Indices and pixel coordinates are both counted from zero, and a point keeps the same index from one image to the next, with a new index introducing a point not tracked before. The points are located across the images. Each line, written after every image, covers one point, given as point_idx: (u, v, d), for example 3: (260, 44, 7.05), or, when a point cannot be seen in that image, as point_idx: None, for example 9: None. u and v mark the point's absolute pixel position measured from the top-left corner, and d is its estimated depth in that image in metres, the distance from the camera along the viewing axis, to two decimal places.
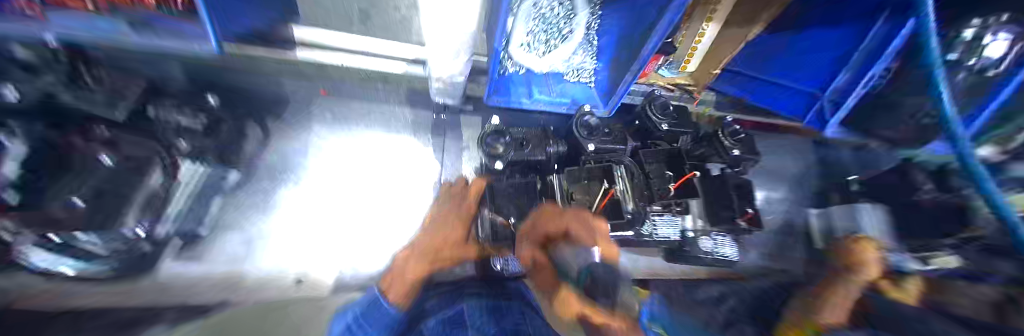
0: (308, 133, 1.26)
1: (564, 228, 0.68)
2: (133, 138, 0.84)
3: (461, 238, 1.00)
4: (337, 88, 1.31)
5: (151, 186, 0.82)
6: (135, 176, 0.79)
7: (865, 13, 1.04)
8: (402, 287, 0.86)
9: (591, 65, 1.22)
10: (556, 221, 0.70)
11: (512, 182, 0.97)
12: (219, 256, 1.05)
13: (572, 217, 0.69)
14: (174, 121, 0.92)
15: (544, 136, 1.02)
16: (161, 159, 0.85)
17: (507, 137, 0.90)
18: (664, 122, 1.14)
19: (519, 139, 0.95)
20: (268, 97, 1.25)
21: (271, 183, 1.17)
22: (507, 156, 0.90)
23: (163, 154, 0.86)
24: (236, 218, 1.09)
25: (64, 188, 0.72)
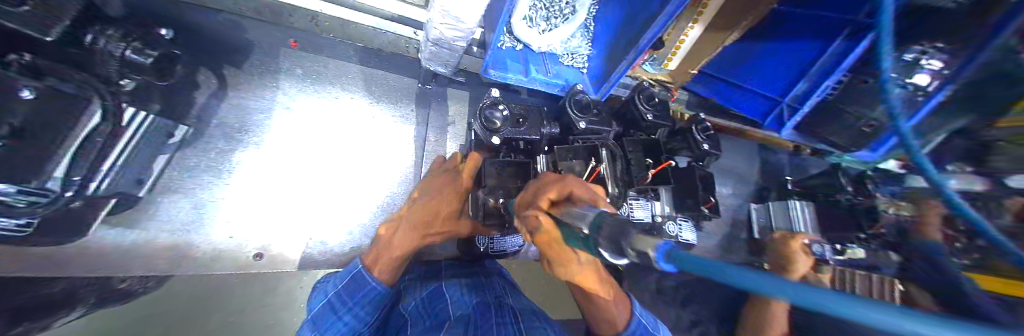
0: (272, 89, 1.12)
1: (564, 192, 0.60)
2: (57, 66, 0.66)
3: (455, 216, 0.98)
4: (314, 43, 1.18)
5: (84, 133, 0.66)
6: (66, 121, 0.63)
7: (829, 29, 1.17)
8: (390, 262, 0.88)
9: (585, 51, 1.22)
10: (556, 185, 0.62)
11: (507, 162, 0.96)
12: (163, 222, 0.96)
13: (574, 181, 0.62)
14: (115, 52, 0.75)
15: (540, 115, 1.01)
16: (101, 101, 0.69)
17: (504, 111, 0.88)
18: (649, 112, 1.20)
19: (517, 116, 0.95)
20: (225, 42, 1.08)
21: (227, 144, 1.05)
22: (503, 131, 0.89)
23: (103, 95, 0.70)
24: (183, 179, 0.99)
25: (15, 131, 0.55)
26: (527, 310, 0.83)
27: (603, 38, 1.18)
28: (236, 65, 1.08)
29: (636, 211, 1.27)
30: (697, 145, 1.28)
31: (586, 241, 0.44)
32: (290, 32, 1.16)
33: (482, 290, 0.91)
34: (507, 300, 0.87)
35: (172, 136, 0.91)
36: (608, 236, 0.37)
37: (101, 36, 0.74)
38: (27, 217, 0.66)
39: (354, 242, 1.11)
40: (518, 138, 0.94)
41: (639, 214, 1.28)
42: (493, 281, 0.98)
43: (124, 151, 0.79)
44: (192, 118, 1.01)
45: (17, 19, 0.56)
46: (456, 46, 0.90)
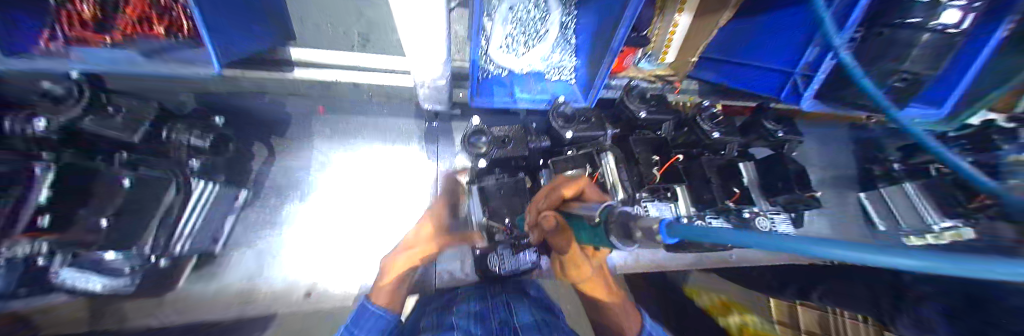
0: (310, 149, 1.27)
1: (576, 192, 0.72)
2: (157, 162, 0.88)
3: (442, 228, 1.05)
4: (337, 107, 1.33)
5: (168, 200, 0.87)
6: (154, 195, 0.84)
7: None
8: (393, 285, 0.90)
9: (570, 64, 1.26)
10: (571, 184, 0.73)
11: (503, 182, 1.00)
12: (235, 271, 1.08)
13: (586, 184, 0.75)
14: (185, 142, 0.94)
15: (525, 133, 1.07)
16: (177, 179, 0.89)
17: (487, 136, 0.98)
18: (642, 109, 1.14)
19: (501, 137, 1.03)
20: (269, 118, 1.27)
21: (279, 200, 1.19)
22: (490, 154, 0.99)
23: (177, 174, 0.89)
24: (248, 236, 1.12)
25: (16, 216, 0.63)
26: (529, 325, 0.78)
27: (585, 46, 1.19)
28: (280, 135, 1.26)
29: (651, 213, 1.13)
30: (706, 136, 1.15)
31: (598, 229, 0.53)
32: (315, 100, 1.32)
33: (487, 315, 0.87)
34: (512, 319, 0.82)
35: (238, 199, 1.07)
36: (620, 225, 0.47)
37: (173, 130, 0.92)
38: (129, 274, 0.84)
39: None
40: (508, 157, 1.02)
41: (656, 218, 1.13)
42: (496, 299, 0.96)
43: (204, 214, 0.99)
44: (250, 183, 1.17)
45: (112, 126, 0.78)
46: (439, 84, 1.01)
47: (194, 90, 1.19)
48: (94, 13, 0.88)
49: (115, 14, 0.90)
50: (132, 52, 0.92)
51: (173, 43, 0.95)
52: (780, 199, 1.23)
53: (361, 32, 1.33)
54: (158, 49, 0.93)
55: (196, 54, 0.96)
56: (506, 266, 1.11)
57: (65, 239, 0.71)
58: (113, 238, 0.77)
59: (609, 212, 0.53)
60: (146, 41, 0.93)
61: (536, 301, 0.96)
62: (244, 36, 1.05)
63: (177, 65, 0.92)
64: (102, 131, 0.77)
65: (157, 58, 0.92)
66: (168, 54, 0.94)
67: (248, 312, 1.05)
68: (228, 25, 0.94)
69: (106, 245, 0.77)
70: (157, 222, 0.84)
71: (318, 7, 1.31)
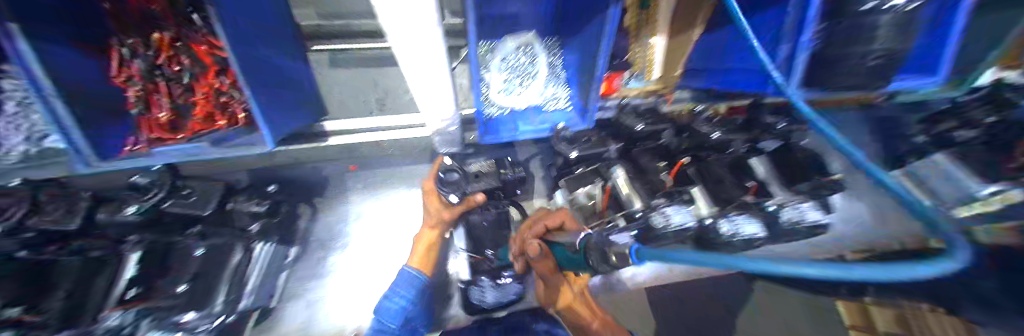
0: (347, 203, 1.40)
1: (558, 223, 0.94)
2: (223, 234, 1.02)
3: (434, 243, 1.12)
4: (367, 163, 1.49)
5: (234, 262, 1.00)
6: (222, 256, 1.00)
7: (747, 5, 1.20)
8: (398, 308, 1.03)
9: (565, 93, 1.39)
10: (553, 217, 0.96)
11: (492, 216, 1.31)
12: (288, 325, 1.16)
13: (565, 215, 0.96)
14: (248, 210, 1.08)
15: (496, 167, 1.14)
16: (243, 242, 1.03)
17: (458, 172, 1.06)
18: (638, 122, 1.24)
19: (474, 172, 1.09)
20: (309, 182, 1.42)
21: (323, 252, 1.29)
22: (464, 189, 1.05)
23: (242, 238, 1.04)
24: (298, 289, 1.22)
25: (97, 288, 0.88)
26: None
27: (574, 77, 1.34)
28: (321, 195, 1.40)
29: (673, 217, 1.07)
30: (705, 136, 1.22)
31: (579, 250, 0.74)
32: (348, 160, 1.48)
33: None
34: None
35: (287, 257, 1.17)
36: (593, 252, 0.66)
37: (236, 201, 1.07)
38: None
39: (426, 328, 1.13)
40: (485, 191, 1.08)
41: (679, 220, 1.07)
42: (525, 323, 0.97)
43: (263, 273, 1.09)
44: (297, 242, 1.29)
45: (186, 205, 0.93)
46: (454, 130, 1.19)
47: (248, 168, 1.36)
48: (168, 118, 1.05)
49: (187, 116, 1.09)
50: (202, 144, 1.03)
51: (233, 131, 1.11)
52: (804, 185, 1.17)
53: (380, 98, 1.52)
54: (220, 137, 1.08)
55: (251, 139, 1.08)
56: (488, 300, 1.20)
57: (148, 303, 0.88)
58: (191, 303, 0.91)
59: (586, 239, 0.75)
60: (207, 133, 1.09)
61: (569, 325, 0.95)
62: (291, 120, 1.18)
63: (239, 147, 1.04)
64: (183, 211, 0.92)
65: (221, 144, 1.05)
66: (226, 140, 1.08)
67: None
68: (281, 109, 1.09)
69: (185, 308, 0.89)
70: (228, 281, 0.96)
71: (341, 88, 1.50)
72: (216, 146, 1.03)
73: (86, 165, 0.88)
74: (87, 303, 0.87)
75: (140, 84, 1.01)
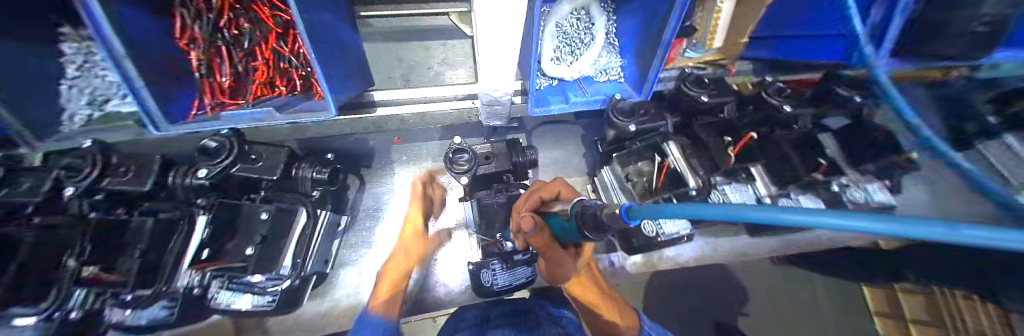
0: (392, 174, 1.47)
1: (552, 193, 0.87)
2: (288, 197, 1.07)
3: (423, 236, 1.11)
4: (408, 136, 1.53)
5: (298, 225, 1.03)
6: (287, 220, 1.02)
7: None
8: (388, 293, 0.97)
9: (617, 63, 1.31)
10: (544, 188, 0.87)
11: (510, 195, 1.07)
12: (341, 290, 1.28)
13: (557, 185, 0.90)
14: (309, 176, 1.09)
15: (509, 148, 1.12)
16: (304, 207, 1.06)
17: (469, 152, 1.01)
18: (703, 93, 1.14)
19: (484, 154, 1.07)
20: (358, 152, 1.48)
21: (371, 222, 1.39)
22: (472, 170, 1.00)
23: (302, 203, 1.07)
24: (347, 255, 1.34)
25: (169, 247, 0.97)
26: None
27: (630, 46, 1.25)
28: (367, 166, 1.46)
29: (732, 196, 1.11)
30: (776, 110, 1.11)
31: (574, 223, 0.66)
32: (393, 133, 1.52)
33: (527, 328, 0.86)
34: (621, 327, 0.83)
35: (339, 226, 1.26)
36: (588, 221, 0.59)
37: (299, 167, 1.09)
38: (269, 297, 1.03)
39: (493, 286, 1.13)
40: (495, 172, 1.08)
41: (738, 199, 1.11)
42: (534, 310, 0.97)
43: (325, 239, 1.17)
44: (348, 210, 1.39)
45: (255, 171, 0.96)
46: (506, 100, 1.10)
47: (299, 138, 1.44)
48: (230, 83, 1.04)
49: (245, 81, 1.06)
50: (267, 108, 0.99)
51: (295, 98, 1.09)
52: (866, 166, 1.19)
53: (405, 74, 1.48)
54: (286, 103, 1.05)
55: (314, 105, 1.05)
56: (499, 283, 1.13)
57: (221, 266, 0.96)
58: (259, 266, 0.95)
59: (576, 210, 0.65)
60: (271, 98, 1.08)
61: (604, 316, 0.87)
62: (350, 86, 1.13)
63: (303, 112, 1.00)
64: (256, 176, 0.97)
65: (287, 109, 1.01)
66: (290, 105, 1.05)
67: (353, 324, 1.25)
68: (339, 74, 1.03)
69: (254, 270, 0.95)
70: (292, 246, 1.01)
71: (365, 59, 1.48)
72: (282, 111, 0.99)
73: (156, 127, 0.88)
74: (163, 263, 0.96)
75: (202, 48, 0.98)
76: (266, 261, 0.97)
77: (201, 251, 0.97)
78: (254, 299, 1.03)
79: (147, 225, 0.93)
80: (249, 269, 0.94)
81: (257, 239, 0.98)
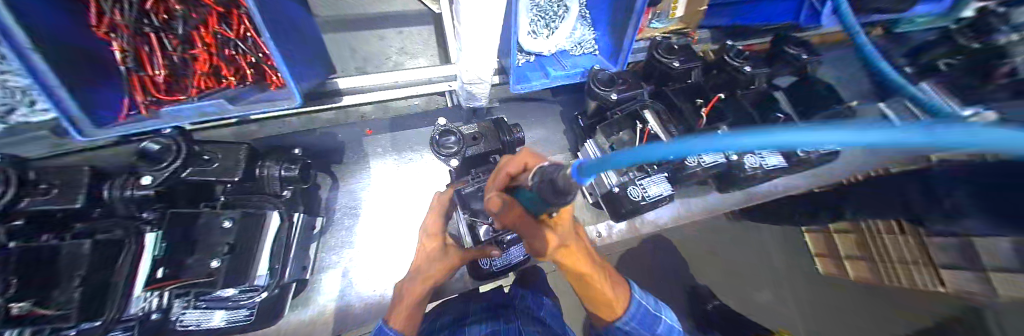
0: (366, 168, 1.40)
1: (522, 164, 0.73)
2: (254, 200, 0.99)
3: (440, 247, 0.96)
4: (381, 126, 1.45)
5: (271, 229, 0.95)
6: (256, 227, 0.93)
7: None
8: (405, 309, 0.91)
9: (591, 36, 1.31)
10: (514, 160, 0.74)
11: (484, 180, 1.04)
12: (322, 296, 1.24)
13: (525, 153, 0.76)
14: (274, 175, 1.00)
15: (497, 128, 1.09)
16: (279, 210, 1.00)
17: (456, 135, 0.97)
18: (675, 60, 1.19)
19: (471, 135, 1.05)
20: (326, 147, 1.39)
21: (351, 220, 1.33)
22: (462, 152, 0.97)
23: (273, 202, 1.01)
24: (326, 258, 1.28)
25: (114, 270, 0.81)
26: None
27: (602, 17, 1.25)
28: (338, 162, 1.38)
29: (704, 156, 1.19)
30: (737, 71, 1.16)
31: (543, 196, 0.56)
32: (365, 124, 1.45)
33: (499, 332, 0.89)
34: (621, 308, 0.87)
35: (315, 227, 1.19)
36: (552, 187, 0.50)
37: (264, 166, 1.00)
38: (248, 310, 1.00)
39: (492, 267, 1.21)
40: (483, 153, 1.05)
41: (710, 158, 1.19)
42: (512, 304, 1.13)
43: (301, 243, 1.10)
44: (323, 210, 1.32)
45: (212, 174, 0.87)
46: (486, 77, 1.06)
47: (257, 138, 1.33)
48: (167, 76, 0.90)
49: (183, 71, 0.93)
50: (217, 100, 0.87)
51: (252, 88, 0.98)
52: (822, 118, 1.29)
53: (359, 66, 1.46)
54: (236, 94, 0.94)
55: (272, 95, 0.95)
56: (497, 264, 1.20)
57: (183, 284, 0.83)
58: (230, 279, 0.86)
59: (542, 179, 0.54)
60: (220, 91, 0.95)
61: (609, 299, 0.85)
62: (309, 74, 1.05)
63: (260, 104, 0.90)
64: (214, 179, 0.88)
65: (240, 100, 0.91)
66: (241, 97, 0.94)
67: (344, 327, 1.22)
68: (295, 61, 0.94)
69: (225, 282, 0.85)
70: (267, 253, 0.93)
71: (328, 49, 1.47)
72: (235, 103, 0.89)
73: (80, 133, 0.75)
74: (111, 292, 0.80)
75: (129, 36, 0.86)
76: (240, 268, 0.88)
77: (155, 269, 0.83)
78: (227, 314, 0.99)
79: (83, 249, 0.76)
80: (220, 281, 0.85)
81: (221, 250, 0.87)
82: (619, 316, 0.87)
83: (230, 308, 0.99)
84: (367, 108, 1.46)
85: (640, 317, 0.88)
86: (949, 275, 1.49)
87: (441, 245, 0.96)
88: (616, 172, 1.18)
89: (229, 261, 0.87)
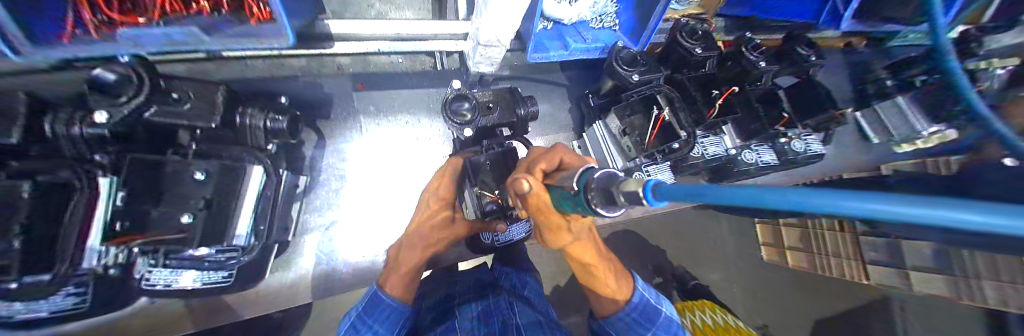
0: (357, 128, 1.29)
1: (556, 160, 0.73)
2: (223, 151, 0.86)
3: (447, 218, 0.99)
4: (376, 82, 1.33)
5: (248, 188, 0.85)
6: (233, 182, 0.83)
7: None
8: (402, 275, 0.90)
9: (613, 8, 1.21)
10: (548, 156, 0.73)
11: (492, 153, 0.97)
12: (304, 261, 1.19)
13: (562, 152, 0.76)
14: (260, 126, 0.90)
15: (511, 98, 1.03)
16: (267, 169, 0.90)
17: (470, 101, 0.90)
18: (698, 46, 1.16)
19: (486, 102, 0.98)
20: (312, 99, 1.25)
21: (339, 182, 1.25)
22: (476, 121, 0.92)
23: (256, 154, 0.90)
24: (308, 222, 1.20)
25: (61, 221, 0.69)
26: (530, 325, 0.81)
27: None
28: (325, 118, 1.26)
29: (709, 148, 1.25)
30: (753, 66, 1.13)
31: (579, 196, 0.54)
32: (355, 78, 1.31)
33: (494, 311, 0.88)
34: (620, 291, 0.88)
35: (298, 186, 1.11)
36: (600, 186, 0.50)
37: (246, 114, 0.89)
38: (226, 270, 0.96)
39: (492, 239, 1.22)
40: (496, 124, 0.99)
41: (714, 150, 1.25)
42: (501, 283, 1.08)
43: (284, 203, 1.02)
44: (307, 169, 1.22)
45: (186, 117, 0.75)
46: (504, 40, 0.98)
47: (231, 80, 1.17)
48: None
49: None
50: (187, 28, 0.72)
51: (235, 20, 0.80)
52: (817, 121, 1.35)
53: (336, 11, 1.31)
54: (211, 25, 0.77)
55: (258, 30, 0.79)
56: (499, 239, 1.23)
57: (151, 240, 0.74)
58: (206, 238, 0.79)
59: (587, 179, 0.53)
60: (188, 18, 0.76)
61: (612, 286, 0.87)
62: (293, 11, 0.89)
63: (243, 38, 0.78)
64: (185, 123, 0.75)
65: (219, 33, 0.76)
66: (219, 30, 0.77)
67: (331, 290, 1.20)
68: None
69: (201, 243, 0.78)
70: (249, 214, 0.87)
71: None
72: (213, 36, 0.75)
73: (15, 52, 0.64)
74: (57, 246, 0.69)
75: None
76: (215, 228, 0.81)
77: (115, 221, 0.71)
78: (201, 276, 0.95)
79: (20, 192, 0.62)
80: (196, 241, 0.78)
81: (197, 206, 0.78)
82: (621, 305, 0.87)
83: (206, 268, 0.92)
84: (344, 59, 1.31)
85: (641, 308, 0.87)
86: (879, 272, 1.74)
87: (449, 215, 0.99)
88: (622, 155, 1.21)
89: (206, 217, 0.79)
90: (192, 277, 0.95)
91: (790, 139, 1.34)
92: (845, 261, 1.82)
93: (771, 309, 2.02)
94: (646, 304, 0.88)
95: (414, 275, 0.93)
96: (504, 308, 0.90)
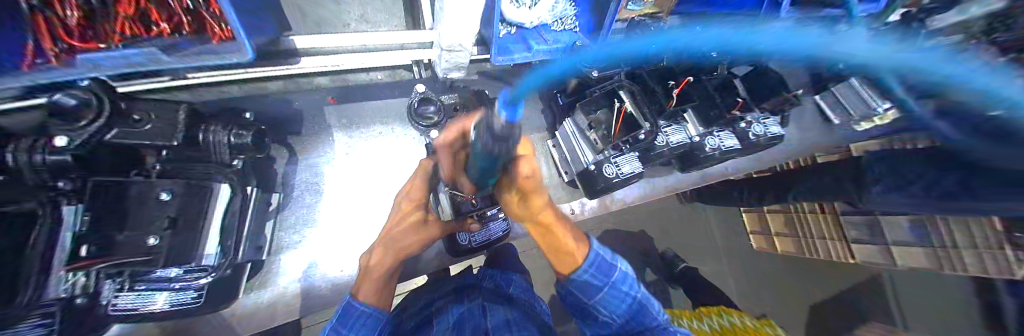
0: (329, 141, 1.31)
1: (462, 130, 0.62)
2: (194, 173, 0.91)
3: (420, 218, 0.98)
4: (347, 95, 1.36)
5: (215, 207, 0.87)
6: (199, 203, 0.85)
7: None
8: (374, 282, 0.89)
9: (572, 12, 1.29)
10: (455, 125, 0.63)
11: None
12: (280, 278, 1.19)
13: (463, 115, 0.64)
14: (222, 142, 0.91)
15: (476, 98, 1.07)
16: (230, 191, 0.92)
17: (435, 105, 0.96)
18: (651, 42, 1.23)
19: (452, 105, 1.02)
20: (283, 116, 1.28)
21: (313, 196, 1.27)
22: (440, 123, 0.97)
23: (221, 173, 0.95)
24: (283, 238, 1.21)
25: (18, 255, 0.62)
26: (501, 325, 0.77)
27: None
28: (297, 133, 1.28)
29: (673, 136, 1.29)
30: None
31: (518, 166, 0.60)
32: (328, 92, 1.35)
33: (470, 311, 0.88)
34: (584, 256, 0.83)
35: (270, 203, 1.12)
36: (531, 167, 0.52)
37: (209, 131, 0.90)
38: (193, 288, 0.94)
39: (471, 240, 1.24)
40: None
41: (677, 139, 1.29)
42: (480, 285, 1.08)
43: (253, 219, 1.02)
44: (280, 185, 1.23)
45: (145, 135, 0.76)
46: (466, 45, 1.03)
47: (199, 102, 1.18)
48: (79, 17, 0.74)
49: (103, 16, 0.77)
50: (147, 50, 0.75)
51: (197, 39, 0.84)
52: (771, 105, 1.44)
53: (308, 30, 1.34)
54: (172, 45, 0.80)
55: (223, 47, 0.83)
56: (476, 239, 1.25)
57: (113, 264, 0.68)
58: (173, 259, 0.77)
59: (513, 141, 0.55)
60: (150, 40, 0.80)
61: (568, 241, 0.82)
62: (252, 28, 0.91)
63: (205, 56, 0.80)
64: (146, 143, 0.77)
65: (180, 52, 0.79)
66: (182, 49, 0.81)
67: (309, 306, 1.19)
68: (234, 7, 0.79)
69: (167, 263, 0.76)
70: (215, 231, 0.87)
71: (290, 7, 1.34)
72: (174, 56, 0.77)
73: None
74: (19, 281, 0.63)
75: None
76: (181, 248, 0.80)
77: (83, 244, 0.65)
78: (171, 297, 0.93)
79: None
80: (161, 263, 0.76)
81: (164, 227, 0.77)
82: (578, 265, 0.80)
83: (175, 288, 0.91)
84: (321, 79, 1.34)
85: (599, 264, 0.81)
86: (861, 248, 1.84)
87: (421, 216, 0.98)
88: (592, 150, 1.24)
89: (171, 238, 0.77)
90: (161, 299, 0.92)
91: (748, 124, 1.42)
92: (827, 240, 1.95)
93: (759, 289, 2.13)
94: (602, 262, 0.81)
95: (387, 282, 0.92)
96: (479, 309, 0.88)
